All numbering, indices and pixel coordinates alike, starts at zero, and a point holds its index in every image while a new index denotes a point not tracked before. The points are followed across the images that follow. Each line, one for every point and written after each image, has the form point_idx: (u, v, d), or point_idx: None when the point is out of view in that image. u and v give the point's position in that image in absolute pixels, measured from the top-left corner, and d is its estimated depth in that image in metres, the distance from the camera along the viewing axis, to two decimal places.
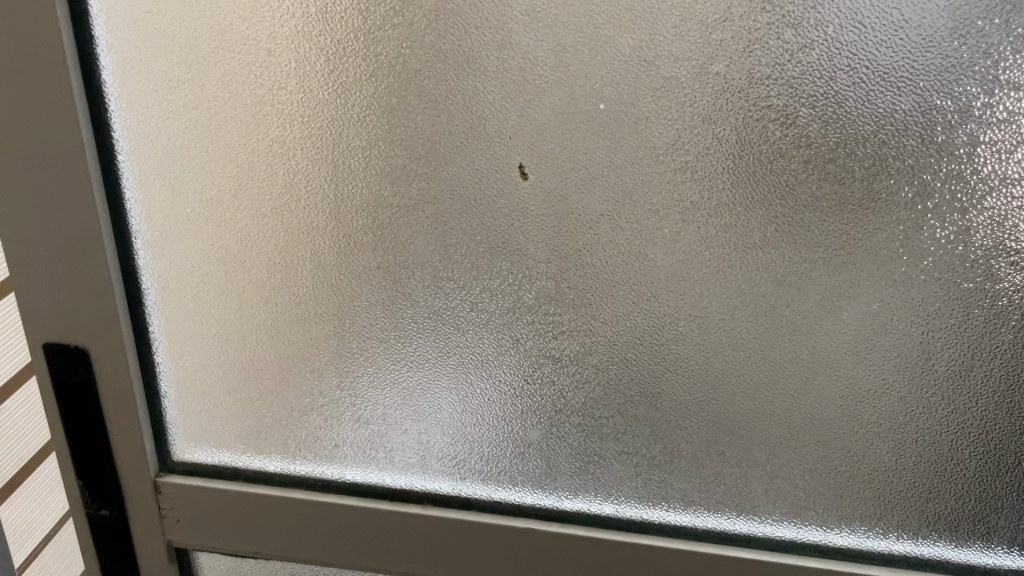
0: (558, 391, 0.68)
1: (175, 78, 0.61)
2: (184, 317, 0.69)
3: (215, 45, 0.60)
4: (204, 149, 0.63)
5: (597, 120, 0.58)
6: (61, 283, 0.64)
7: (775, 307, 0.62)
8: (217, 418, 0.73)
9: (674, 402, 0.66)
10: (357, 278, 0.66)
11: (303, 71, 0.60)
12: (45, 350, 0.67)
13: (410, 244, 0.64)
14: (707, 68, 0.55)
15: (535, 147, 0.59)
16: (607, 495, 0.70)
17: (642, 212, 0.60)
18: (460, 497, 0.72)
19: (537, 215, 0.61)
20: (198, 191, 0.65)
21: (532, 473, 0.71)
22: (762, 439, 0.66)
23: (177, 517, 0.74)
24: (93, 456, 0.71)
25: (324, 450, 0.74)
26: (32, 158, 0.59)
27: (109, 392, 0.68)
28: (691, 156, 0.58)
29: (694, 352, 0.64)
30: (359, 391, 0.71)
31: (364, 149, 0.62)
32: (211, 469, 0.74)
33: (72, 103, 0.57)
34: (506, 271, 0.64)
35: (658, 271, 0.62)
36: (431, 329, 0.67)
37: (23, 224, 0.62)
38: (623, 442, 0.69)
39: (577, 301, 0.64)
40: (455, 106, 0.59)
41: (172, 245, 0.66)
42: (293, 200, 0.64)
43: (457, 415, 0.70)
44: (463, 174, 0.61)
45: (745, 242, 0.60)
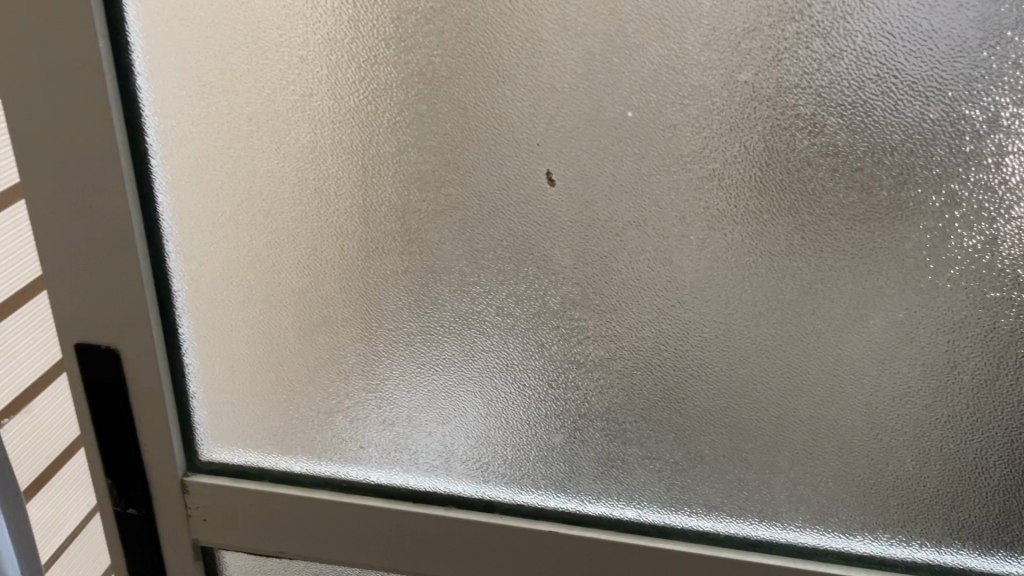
0: (582, 395, 0.68)
1: (208, 85, 0.62)
2: (213, 319, 0.70)
3: (248, 52, 0.60)
4: (235, 154, 0.64)
5: (625, 128, 0.58)
6: (94, 285, 0.65)
7: (800, 315, 0.62)
8: (245, 418, 0.74)
9: (698, 408, 0.67)
10: (384, 282, 0.67)
11: (335, 79, 0.61)
12: (78, 349, 0.68)
13: (437, 249, 0.65)
14: (735, 77, 0.56)
15: (562, 154, 0.60)
16: (630, 499, 0.71)
17: (668, 219, 0.60)
18: (483, 499, 0.72)
19: (564, 221, 0.62)
20: (228, 195, 0.65)
21: (555, 476, 0.72)
22: (785, 445, 0.67)
23: (203, 516, 0.75)
24: (122, 455, 0.73)
25: (349, 451, 0.74)
26: (68, 161, 0.61)
27: (139, 392, 0.69)
28: (718, 164, 0.58)
29: (719, 359, 0.65)
30: (385, 393, 0.72)
31: (393, 155, 0.62)
32: (238, 469, 0.75)
33: (108, 108, 0.58)
34: (532, 276, 0.64)
35: (684, 278, 0.62)
36: (456, 332, 0.68)
37: (58, 226, 0.63)
38: (647, 447, 0.69)
39: (603, 307, 0.65)
40: (485, 113, 0.60)
41: (203, 248, 0.67)
42: (322, 205, 0.65)
43: (482, 418, 0.71)
44: (491, 181, 0.62)
45: (771, 250, 0.60)
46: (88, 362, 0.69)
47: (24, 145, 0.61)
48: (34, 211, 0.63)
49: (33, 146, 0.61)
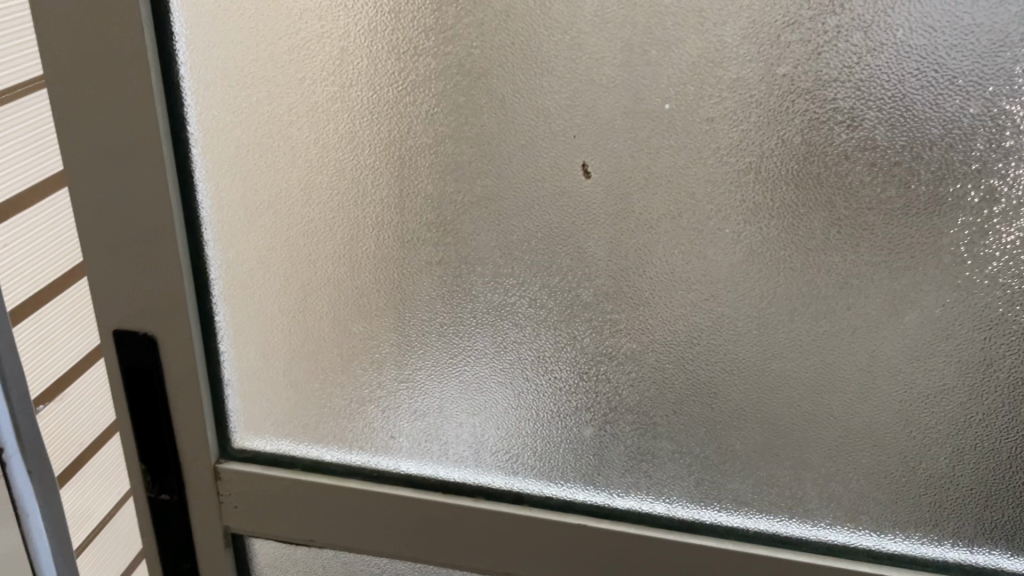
0: (613, 389, 0.69)
1: (249, 75, 0.62)
2: (248, 307, 0.71)
3: (289, 43, 0.61)
4: (273, 144, 0.65)
5: (662, 121, 0.58)
6: (134, 272, 0.67)
7: (835, 310, 0.62)
8: (278, 407, 0.75)
9: (730, 403, 0.67)
10: (418, 273, 0.68)
11: (374, 70, 0.61)
12: (116, 335, 0.70)
13: (472, 240, 0.65)
14: (774, 70, 0.56)
15: (599, 145, 0.60)
16: (659, 494, 0.71)
17: (704, 212, 0.61)
18: (512, 491, 0.73)
19: (599, 213, 0.62)
20: (266, 185, 0.66)
21: (585, 469, 0.72)
22: (817, 442, 0.67)
23: (235, 502, 0.76)
24: (156, 441, 0.74)
25: (380, 442, 0.75)
26: (113, 148, 0.62)
27: (175, 379, 0.71)
28: (755, 157, 0.58)
29: (752, 353, 0.65)
30: (416, 383, 0.73)
31: (430, 146, 0.63)
32: (270, 456, 0.76)
33: (151, 97, 0.60)
34: (566, 268, 0.65)
35: (718, 271, 0.62)
36: (489, 324, 0.68)
37: (101, 212, 0.65)
38: (678, 441, 0.69)
39: (637, 300, 0.65)
40: (522, 105, 0.60)
41: (240, 237, 0.68)
42: (359, 195, 0.66)
43: (512, 410, 0.72)
44: (527, 172, 0.62)
45: (807, 244, 0.60)
46: (126, 348, 0.70)
47: (69, 133, 0.63)
48: (79, 197, 0.65)
49: (78, 134, 0.62)
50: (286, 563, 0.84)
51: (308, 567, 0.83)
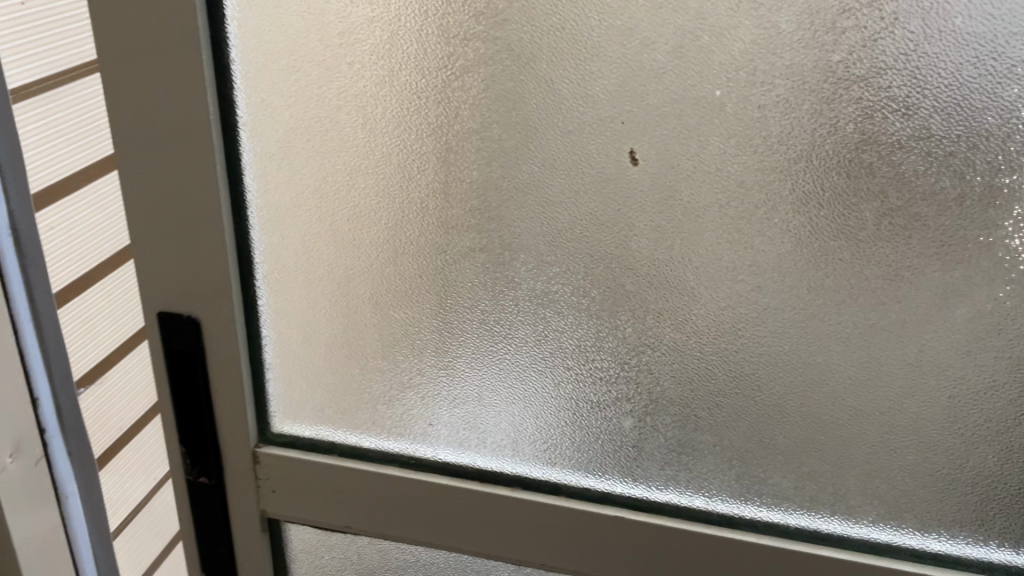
0: (654, 380, 0.68)
1: (299, 58, 0.63)
2: (291, 292, 0.71)
3: (339, 26, 0.61)
4: (320, 128, 0.65)
5: (713, 108, 0.58)
6: (180, 254, 0.68)
7: (884, 303, 0.61)
8: (317, 392, 0.75)
9: (774, 396, 0.66)
10: (461, 260, 0.68)
11: (423, 54, 0.61)
12: (161, 317, 0.71)
13: (516, 227, 0.65)
14: (829, 57, 0.55)
15: (647, 132, 0.60)
16: (699, 488, 0.70)
17: (753, 201, 0.60)
18: (549, 482, 0.73)
19: (645, 201, 0.62)
20: (313, 170, 0.67)
21: (623, 461, 0.71)
22: (862, 438, 0.66)
23: (273, 487, 0.77)
24: (196, 424, 0.75)
25: (417, 429, 0.75)
26: (164, 130, 0.63)
27: (217, 362, 0.71)
28: (806, 145, 0.58)
29: (798, 347, 0.64)
30: (456, 370, 0.73)
31: (477, 131, 0.63)
32: (309, 442, 0.77)
33: (203, 80, 0.61)
34: (610, 256, 0.65)
35: (766, 262, 0.62)
36: (531, 312, 0.68)
37: (150, 194, 0.66)
38: (719, 434, 0.69)
39: (682, 289, 0.64)
40: (571, 91, 0.60)
41: (286, 221, 0.68)
42: (404, 181, 0.66)
43: (552, 399, 0.71)
44: (574, 159, 0.62)
45: (857, 235, 0.60)
46: (170, 330, 0.71)
47: (121, 115, 0.63)
48: (128, 179, 0.66)
49: (128, 115, 0.63)
50: (321, 549, 0.84)
51: (343, 553, 0.84)
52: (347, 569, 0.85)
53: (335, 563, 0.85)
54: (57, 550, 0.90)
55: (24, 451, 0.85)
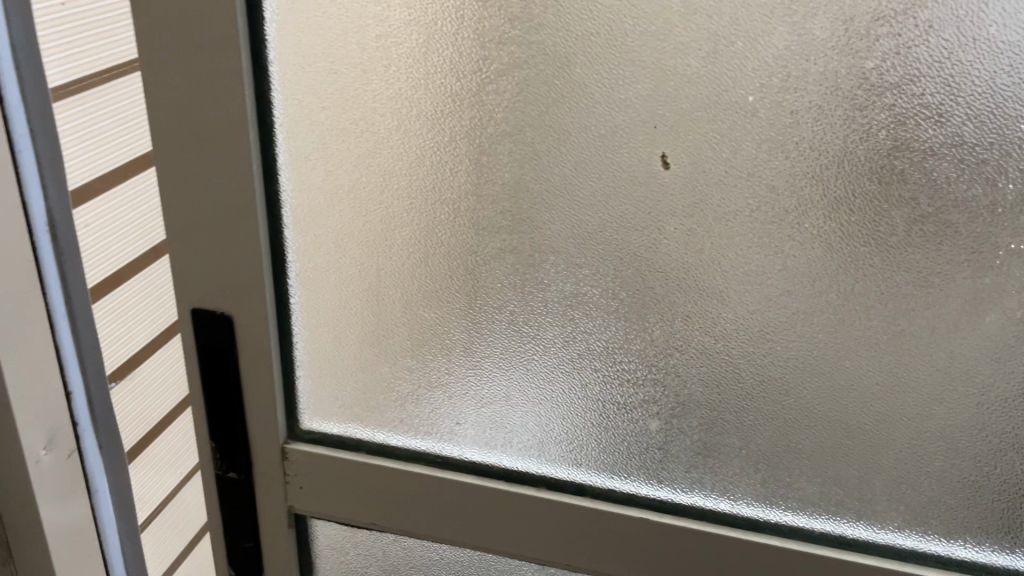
0: (681, 383, 0.69)
1: (336, 61, 0.64)
2: (323, 291, 0.72)
3: (377, 29, 0.62)
4: (355, 130, 0.66)
5: (746, 113, 0.59)
6: (215, 252, 0.69)
7: (914, 309, 0.61)
8: (346, 391, 0.76)
9: (801, 401, 0.66)
10: (491, 261, 0.68)
11: (458, 57, 0.62)
12: (195, 314, 0.72)
13: (547, 229, 0.66)
14: (862, 64, 0.55)
15: (679, 137, 0.60)
16: (724, 492, 0.71)
17: (784, 206, 0.60)
18: (574, 483, 0.73)
19: (675, 205, 0.62)
20: (346, 171, 0.67)
21: (649, 463, 0.72)
22: (889, 444, 0.66)
23: (301, 483, 0.78)
24: (227, 420, 0.76)
25: (444, 428, 0.76)
26: (202, 130, 0.64)
27: (248, 358, 0.72)
28: (837, 151, 0.58)
29: (827, 351, 0.64)
30: (484, 370, 0.73)
31: (510, 134, 0.64)
32: (337, 439, 0.77)
33: (242, 81, 0.62)
34: (640, 259, 0.65)
35: (796, 266, 0.62)
36: (560, 314, 0.69)
37: (187, 193, 0.67)
38: (745, 438, 0.69)
39: (711, 293, 0.65)
40: (604, 95, 0.61)
41: (319, 221, 0.69)
42: (436, 183, 0.67)
43: (579, 400, 0.72)
44: (606, 162, 0.63)
45: (887, 241, 0.60)
46: (203, 326, 0.72)
47: (160, 115, 0.65)
48: (166, 177, 0.67)
49: (168, 114, 0.64)
50: (347, 546, 0.85)
51: (368, 550, 0.84)
52: (372, 566, 0.86)
53: (359, 560, 0.86)
54: (86, 542, 0.92)
55: (57, 444, 0.86)
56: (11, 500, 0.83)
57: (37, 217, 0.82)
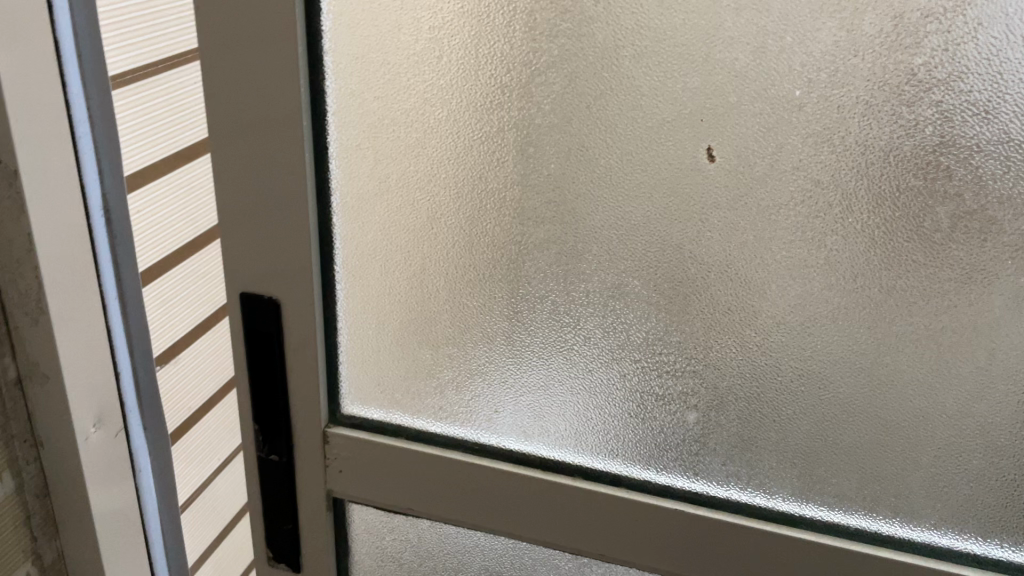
0: (720, 376, 0.69)
1: (386, 52, 0.65)
2: (368, 278, 0.74)
3: (430, 22, 0.63)
4: (404, 120, 0.67)
5: (792, 107, 0.59)
6: (266, 236, 0.71)
7: (956, 305, 0.62)
8: (386, 377, 0.78)
9: (841, 396, 0.67)
10: (535, 252, 0.70)
11: (509, 50, 0.63)
12: (244, 297, 0.74)
13: (591, 220, 0.67)
14: (910, 60, 0.56)
15: (725, 130, 0.61)
16: (759, 486, 0.71)
17: (828, 200, 0.61)
18: (610, 473, 0.74)
19: (719, 198, 0.63)
20: (394, 161, 0.69)
21: (685, 455, 0.73)
22: (928, 441, 0.66)
23: (341, 467, 0.79)
24: (270, 402, 0.78)
25: (482, 417, 0.77)
26: (258, 116, 0.66)
27: (294, 342, 0.74)
28: (883, 147, 0.59)
29: (867, 346, 0.65)
30: (524, 360, 0.74)
31: (558, 126, 0.65)
32: (378, 424, 0.79)
33: (298, 69, 0.64)
34: (682, 252, 0.66)
35: (839, 260, 0.63)
36: (601, 305, 0.70)
37: (241, 178, 0.69)
38: (783, 433, 0.70)
39: (753, 286, 0.65)
40: (652, 88, 0.61)
41: (366, 209, 0.71)
42: (482, 174, 0.68)
43: (617, 392, 0.73)
44: (652, 155, 0.63)
45: (931, 237, 0.60)
46: (251, 310, 0.74)
47: (218, 101, 0.67)
48: (221, 163, 0.69)
49: (225, 101, 0.66)
50: (382, 530, 0.86)
51: (404, 535, 0.86)
52: (406, 552, 0.87)
53: (395, 545, 0.87)
54: (130, 521, 0.94)
55: (105, 423, 0.88)
56: (60, 476, 0.85)
57: (94, 202, 0.84)
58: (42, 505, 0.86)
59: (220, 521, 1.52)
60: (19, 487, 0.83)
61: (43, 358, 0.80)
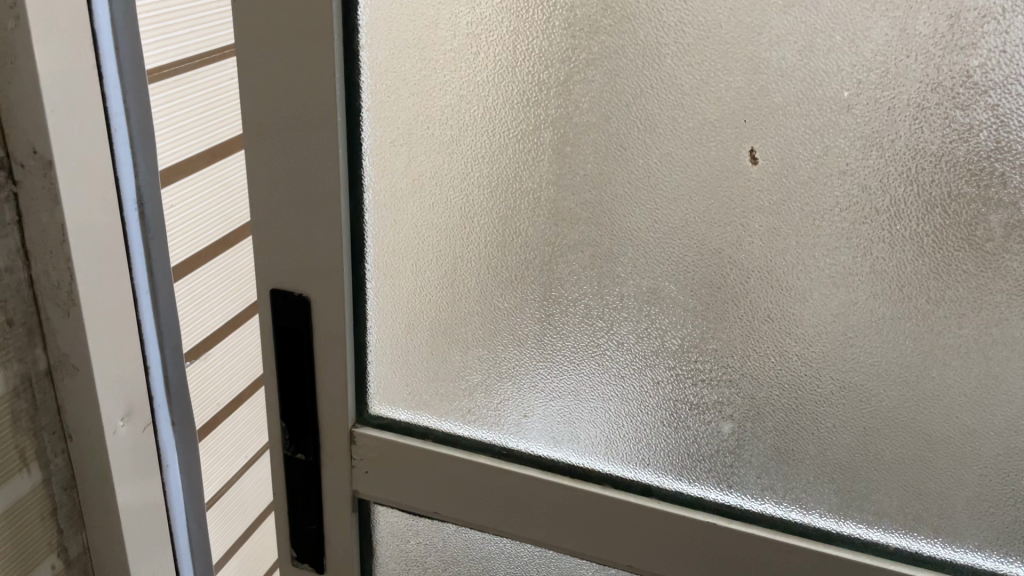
0: (757, 386, 0.67)
1: (422, 46, 0.64)
2: (398, 277, 0.73)
3: (468, 16, 0.62)
4: (438, 117, 0.66)
5: (840, 108, 0.57)
6: (297, 233, 0.70)
7: (1008, 318, 0.59)
8: (414, 378, 0.77)
9: (883, 409, 0.65)
10: (568, 254, 0.68)
11: (547, 47, 0.62)
12: (274, 294, 0.73)
13: (627, 222, 0.65)
14: (965, 61, 0.54)
15: (769, 131, 0.59)
16: (795, 501, 0.69)
17: (875, 206, 0.59)
18: (641, 483, 0.73)
19: (761, 201, 0.61)
20: (427, 157, 0.67)
21: (718, 467, 0.71)
22: (974, 459, 0.64)
23: (367, 468, 0.79)
24: (298, 401, 0.77)
25: (511, 422, 0.76)
26: (292, 110, 0.65)
27: (323, 341, 0.73)
28: (934, 151, 0.57)
29: (912, 359, 0.62)
30: (555, 365, 0.73)
31: (595, 124, 0.63)
32: (405, 425, 0.78)
33: (333, 65, 0.63)
34: (720, 256, 0.64)
35: (885, 268, 0.61)
36: (635, 309, 0.68)
37: (274, 174, 0.68)
38: (821, 446, 0.67)
39: (795, 293, 0.63)
40: (694, 86, 0.60)
41: (396, 205, 0.70)
42: (516, 173, 0.66)
43: (650, 400, 0.71)
44: (691, 157, 0.62)
45: (984, 246, 0.58)
46: (281, 307, 0.73)
47: (253, 96, 0.66)
48: (255, 159, 0.68)
49: (260, 96, 0.66)
50: (408, 533, 0.85)
51: (429, 539, 0.85)
52: (431, 556, 0.86)
53: (419, 548, 0.86)
54: (157, 517, 0.94)
55: (135, 417, 0.88)
56: (87, 470, 0.85)
57: (128, 194, 0.84)
58: (69, 497, 0.86)
59: (246, 518, 1.52)
60: (47, 479, 0.83)
61: (74, 350, 0.80)
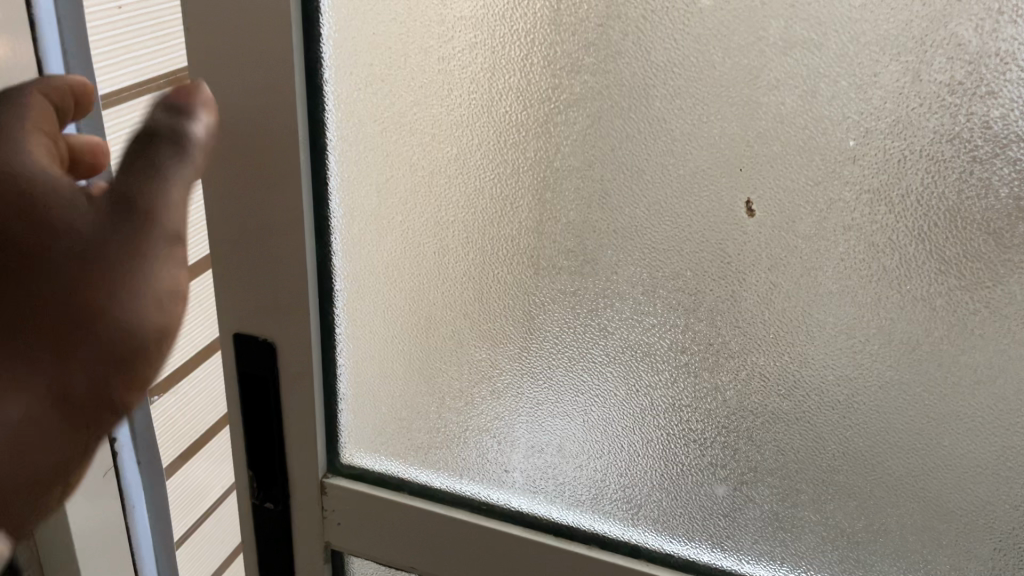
0: (756, 448, 0.62)
1: (391, 84, 0.58)
2: (372, 323, 0.67)
3: (440, 51, 0.57)
4: (408, 158, 0.61)
5: (845, 158, 0.52)
6: (260, 276, 0.63)
7: None
8: (390, 427, 0.71)
9: (889, 475, 0.60)
10: (549, 304, 0.63)
11: (524, 86, 0.57)
12: (238, 338, 0.67)
13: (614, 274, 0.60)
14: (985, 110, 0.49)
15: (766, 181, 0.54)
16: (795, 567, 0.64)
17: (883, 264, 0.54)
18: (629, 543, 0.67)
19: (757, 255, 0.56)
20: (402, 203, 0.62)
21: (712, 529, 0.66)
22: (987, 531, 0.59)
23: (339, 519, 0.72)
24: (266, 449, 0.71)
25: (493, 474, 0.70)
26: (248, 146, 0.59)
27: (290, 390, 0.67)
28: (950, 208, 0.52)
29: (920, 425, 0.58)
30: (537, 419, 0.68)
31: (579, 169, 0.58)
32: (378, 476, 0.72)
33: (291, 99, 0.56)
34: (715, 311, 0.59)
35: (893, 329, 0.56)
36: (625, 362, 0.63)
37: (233, 212, 0.62)
38: (822, 511, 0.63)
39: (795, 351, 0.58)
40: (685, 132, 0.55)
41: (368, 249, 0.64)
42: (493, 219, 0.61)
43: (640, 459, 0.66)
44: (680, 206, 0.57)
45: (1001, 309, 0.53)
46: (246, 352, 0.68)
47: None
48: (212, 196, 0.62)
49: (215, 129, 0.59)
50: None
51: None
52: None
53: None
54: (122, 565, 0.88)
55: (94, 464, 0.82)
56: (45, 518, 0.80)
57: None
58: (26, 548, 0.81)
59: None
60: None
61: None
